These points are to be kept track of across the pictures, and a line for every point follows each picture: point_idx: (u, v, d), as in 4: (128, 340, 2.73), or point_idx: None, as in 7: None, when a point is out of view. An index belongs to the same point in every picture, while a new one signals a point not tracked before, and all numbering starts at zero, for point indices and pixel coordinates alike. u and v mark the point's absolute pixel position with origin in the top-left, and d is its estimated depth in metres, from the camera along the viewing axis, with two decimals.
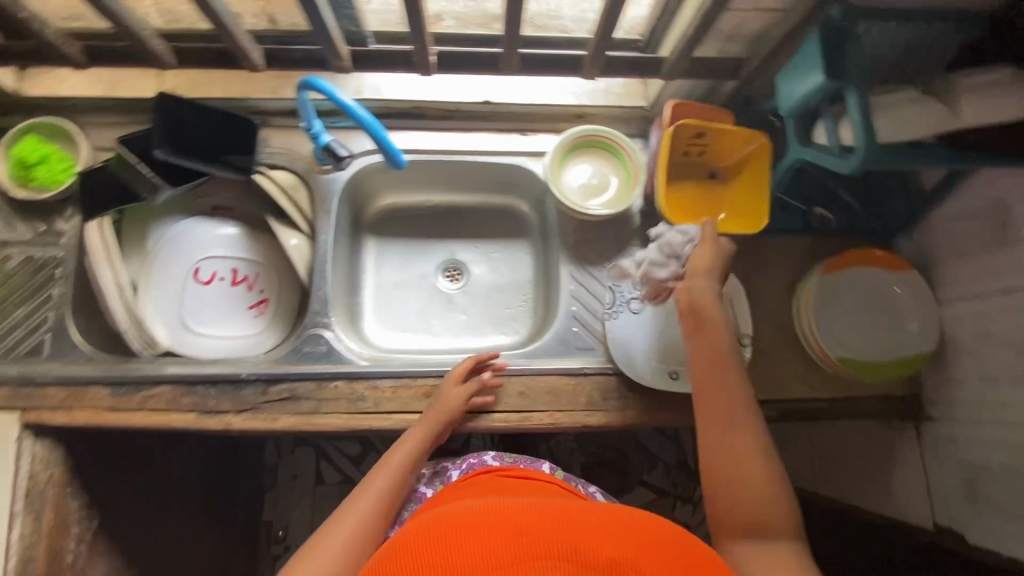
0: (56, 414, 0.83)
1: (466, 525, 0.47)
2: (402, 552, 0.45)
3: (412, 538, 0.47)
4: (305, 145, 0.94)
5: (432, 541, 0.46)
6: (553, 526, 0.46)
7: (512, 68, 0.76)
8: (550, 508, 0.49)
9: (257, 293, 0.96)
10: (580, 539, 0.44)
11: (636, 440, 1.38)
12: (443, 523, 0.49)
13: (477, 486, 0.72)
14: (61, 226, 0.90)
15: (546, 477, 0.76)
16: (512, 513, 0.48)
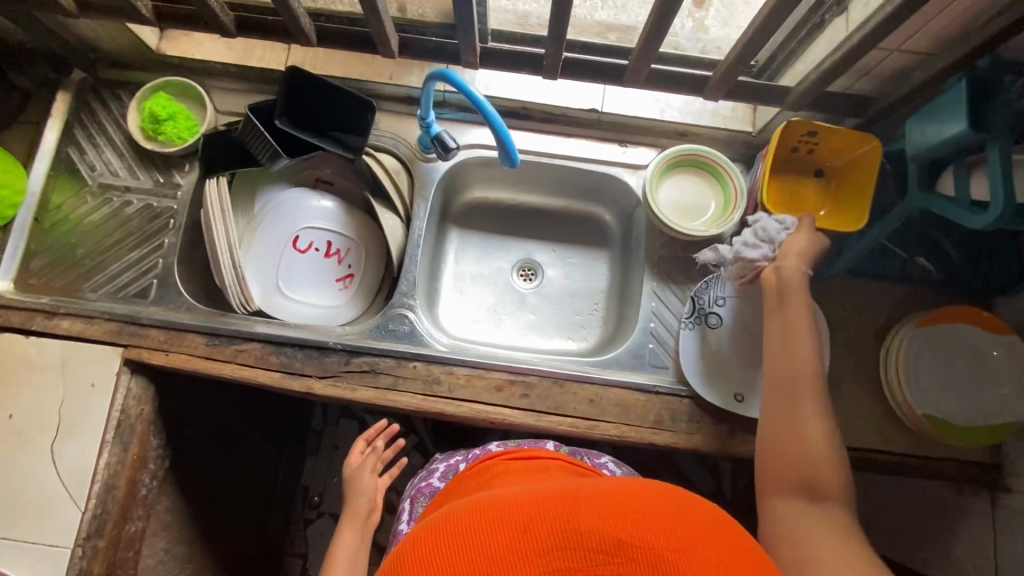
0: (154, 354, 0.89)
1: (460, 520, 0.44)
2: (430, 529, 0.44)
3: (412, 541, 0.44)
4: (413, 131, 0.97)
5: (459, 519, 0.44)
6: (554, 507, 0.43)
7: (636, 81, 0.77)
8: (547, 490, 0.46)
9: (346, 267, 1.00)
10: (585, 519, 0.41)
11: (677, 464, 1.36)
12: (441, 518, 0.46)
13: (491, 474, 0.71)
14: (178, 180, 0.96)
15: (551, 458, 0.76)
16: (509, 498, 0.45)
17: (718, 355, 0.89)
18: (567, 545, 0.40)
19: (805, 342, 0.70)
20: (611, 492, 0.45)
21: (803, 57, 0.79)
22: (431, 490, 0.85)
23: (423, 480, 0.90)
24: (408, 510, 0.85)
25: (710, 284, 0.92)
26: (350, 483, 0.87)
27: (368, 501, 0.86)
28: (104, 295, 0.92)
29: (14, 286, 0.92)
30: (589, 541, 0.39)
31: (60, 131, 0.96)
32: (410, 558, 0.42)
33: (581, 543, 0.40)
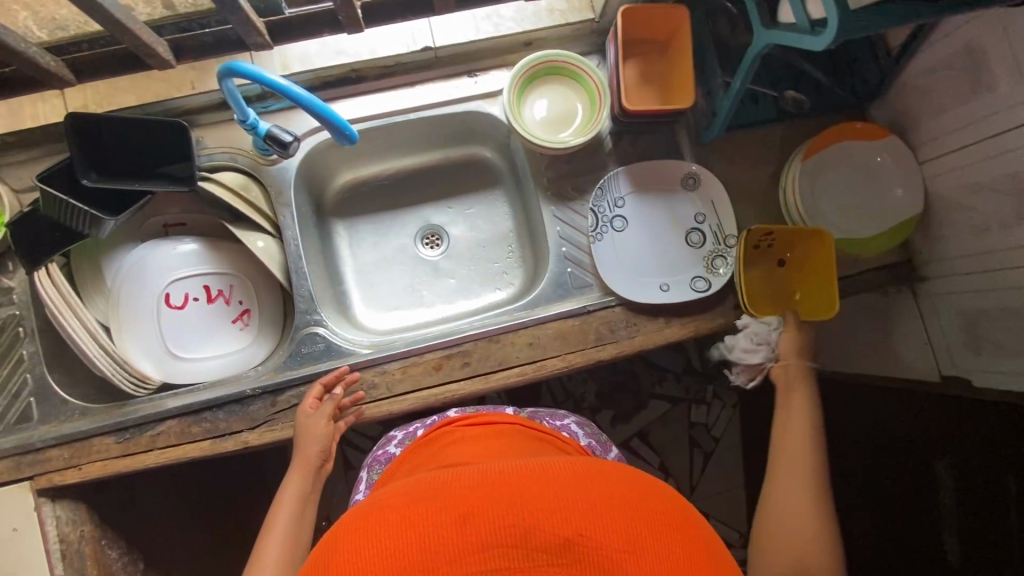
0: (66, 474, 0.81)
1: (404, 508, 0.44)
2: (382, 513, 0.44)
3: (358, 523, 0.44)
4: (247, 137, 0.87)
5: (411, 504, 0.44)
6: (501, 501, 0.43)
7: (448, 6, 0.69)
8: (498, 474, 0.46)
9: (237, 305, 0.92)
10: (532, 516, 0.41)
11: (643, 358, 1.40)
12: (390, 501, 0.46)
13: (444, 446, 0.71)
14: (7, 283, 0.84)
15: (508, 421, 0.76)
16: (457, 487, 0.45)
17: (632, 255, 0.89)
18: (510, 541, 0.40)
19: (797, 402, 0.75)
20: (561, 484, 0.45)
21: None
22: (385, 459, 0.86)
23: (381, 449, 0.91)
24: (365, 478, 0.86)
25: (605, 188, 0.89)
26: (304, 432, 0.79)
27: (320, 449, 0.78)
28: None
29: None
30: (532, 538, 0.40)
31: None
32: (353, 547, 0.42)
33: (525, 541, 0.40)
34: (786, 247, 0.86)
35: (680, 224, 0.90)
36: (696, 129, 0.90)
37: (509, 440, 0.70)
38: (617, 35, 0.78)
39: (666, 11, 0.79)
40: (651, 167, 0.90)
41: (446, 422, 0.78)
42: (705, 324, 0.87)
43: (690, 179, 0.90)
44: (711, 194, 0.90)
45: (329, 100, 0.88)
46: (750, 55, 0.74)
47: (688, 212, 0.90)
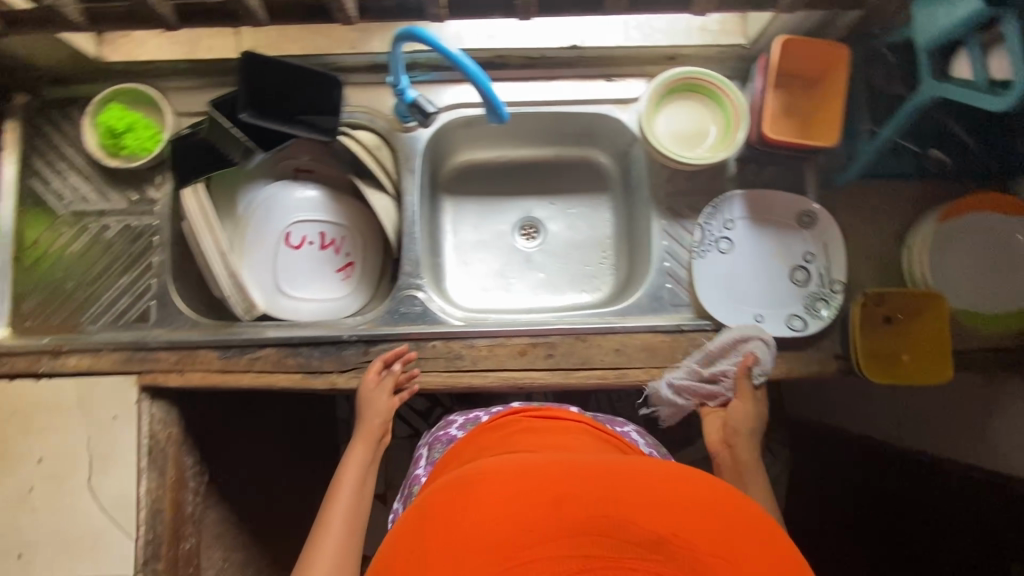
0: (170, 376, 0.87)
1: (497, 492, 0.46)
2: (474, 490, 0.47)
3: (449, 502, 0.47)
4: (389, 101, 0.91)
5: (503, 486, 0.47)
6: (591, 497, 0.45)
7: (619, 8, 0.71)
8: (587, 471, 0.48)
9: (343, 256, 0.97)
10: (621, 514, 0.43)
11: None
12: (480, 482, 0.48)
13: (510, 432, 0.72)
14: (153, 194, 0.91)
15: (575, 419, 0.76)
16: (546, 478, 0.47)
17: (732, 281, 0.88)
18: (599, 533, 0.41)
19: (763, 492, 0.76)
20: (647, 487, 0.46)
21: None
22: (446, 438, 0.88)
23: (442, 431, 0.93)
24: (427, 455, 0.88)
25: (718, 208, 0.88)
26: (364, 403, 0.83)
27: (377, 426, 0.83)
28: (104, 326, 0.89)
29: (11, 331, 0.89)
30: (621, 533, 0.41)
31: (17, 164, 0.91)
32: (445, 526, 0.45)
33: (614, 535, 0.41)
34: (899, 307, 0.83)
35: (787, 259, 0.88)
36: (826, 171, 0.89)
37: (576, 437, 0.71)
38: (771, 64, 0.78)
39: (826, 48, 0.78)
40: (771, 197, 0.89)
41: (514, 412, 0.79)
42: (796, 366, 0.85)
43: (807, 218, 0.88)
44: (826, 236, 0.87)
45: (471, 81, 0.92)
46: (912, 105, 0.71)
47: (800, 251, 0.88)
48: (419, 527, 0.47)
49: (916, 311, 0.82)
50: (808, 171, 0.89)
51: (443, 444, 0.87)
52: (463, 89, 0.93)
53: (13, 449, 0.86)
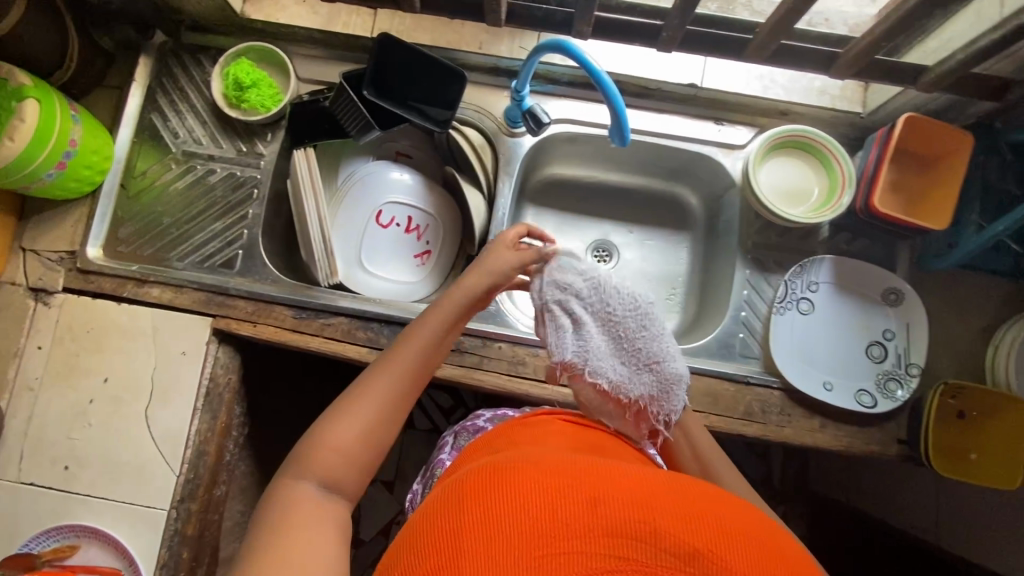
0: (243, 326, 0.89)
1: (521, 476, 0.41)
2: (501, 471, 0.43)
3: (470, 479, 0.43)
4: (501, 105, 0.94)
5: (534, 471, 0.42)
6: (629, 499, 0.39)
7: (761, 57, 0.72)
8: (628, 473, 0.43)
9: (423, 244, 0.99)
10: (665, 523, 0.38)
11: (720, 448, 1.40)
12: (505, 463, 0.44)
13: (541, 423, 0.64)
14: (260, 149, 0.95)
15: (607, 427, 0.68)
16: (579, 471, 0.42)
17: (807, 344, 0.87)
18: (639, 535, 0.36)
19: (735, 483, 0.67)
20: (694, 501, 0.41)
21: (939, 31, 0.74)
22: (475, 428, 0.84)
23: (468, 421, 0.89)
24: (451, 443, 0.85)
25: (805, 268, 0.88)
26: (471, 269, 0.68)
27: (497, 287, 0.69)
28: (190, 265, 0.92)
29: (103, 252, 0.92)
30: (665, 539, 0.36)
31: (142, 97, 0.96)
32: (464, 500, 0.41)
33: (657, 542, 0.36)
34: (974, 403, 0.81)
35: (865, 333, 0.87)
36: (921, 253, 0.88)
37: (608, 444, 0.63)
38: (892, 138, 0.78)
39: (951, 134, 0.78)
40: (861, 268, 0.88)
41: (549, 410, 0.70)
42: (857, 441, 0.84)
43: (892, 295, 0.87)
44: (910, 317, 0.86)
45: (584, 100, 0.94)
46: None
47: (881, 328, 0.87)
48: (439, 504, 0.42)
49: (994, 411, 0.81)
50: (902, 250, 0.89)
51: (470, 434, 0.83)
52: (575, 105, 0.94)
53: (81, 364, 0.88)
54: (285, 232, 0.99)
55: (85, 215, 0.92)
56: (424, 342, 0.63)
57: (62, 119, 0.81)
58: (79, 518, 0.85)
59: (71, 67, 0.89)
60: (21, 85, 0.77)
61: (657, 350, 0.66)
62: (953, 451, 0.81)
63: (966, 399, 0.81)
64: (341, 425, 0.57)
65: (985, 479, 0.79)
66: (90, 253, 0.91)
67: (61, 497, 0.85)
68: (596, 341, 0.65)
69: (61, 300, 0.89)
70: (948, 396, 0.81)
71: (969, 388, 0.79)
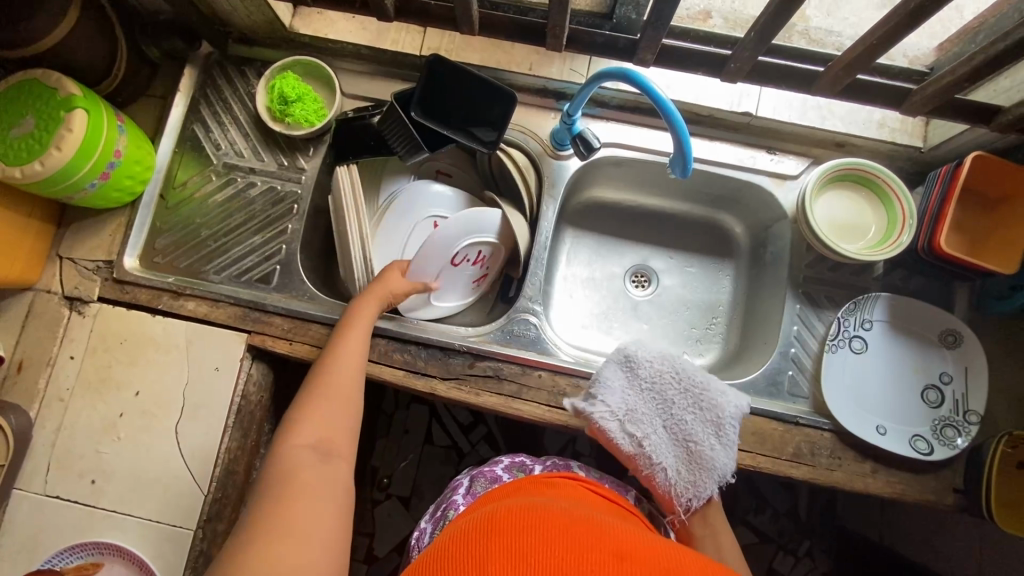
0: (278, 343, 0.87)
1: (542, 530, 0.47)
2: (541, 521, 0.49)
3: (511, 521, 0.49)
4: (548, 127, 0.92)
5: (571, 530, 0.48)
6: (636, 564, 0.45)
7: (831, 90, 0.69)
8: (649, 543, 0.49)
9: (482, 269, 0.94)
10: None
11: (746, 479, 1.37)
12: (526, 513, 0.50)
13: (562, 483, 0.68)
14: (302, 164, 0.93)
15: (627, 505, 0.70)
16: (589, 533, 0.48)
17: (860, 385, 0.84)
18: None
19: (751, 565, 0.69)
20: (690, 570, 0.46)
21: (1014, 70, 0.71)
22: (492, 477, 0.80)
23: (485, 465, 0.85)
24: (466, 485, 0.81)
25: (859, 306, 0.85)
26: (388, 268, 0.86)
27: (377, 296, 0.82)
28: (226, 278, 0.90)
29: (139, 262, 0.91)
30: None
31: (185, 107, 0.95)
32: (490, 540, 0.47)
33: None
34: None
35: (921, 376, 0.84)
36: (980, 295, 0.85)
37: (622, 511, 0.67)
38: (961, 176, 0.75)
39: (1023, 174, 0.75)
40: (917, 309, 0.85)
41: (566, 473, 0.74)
42: (911, 489, 0.81)
43: (950, 337, 0.84)
44: (968, 361, 0.83)
45: (633, 124, 0.92)
46: None
47: (937, 371, 0.84)
48: (480, 535, 0.48)
49: None
50: (959, 291, 0.86)
51: (488, 483, 0.79)
52: (623, 130, 0.92)
53: (112, 376, 0.87)
54: (322, 247, 0.98)
55: (124, 225, 0.91)
56: (350, 355, 0.75)
57: (109, 130, 0.80)
58: (102, 535, 0.83)
59: (119, 76, 0.88)
60: (71, 96, 0.76)
61: (701, 438, 0.76)
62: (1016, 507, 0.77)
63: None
64: (301, 426, 0.65)
65: None
66: (127, 264, 0.90)
67: (86, 512, 0.83)
68: (650, 417, 0.77)
69: (96, 309, 0.88)
70: (1013, 448, 0.77)
71: None
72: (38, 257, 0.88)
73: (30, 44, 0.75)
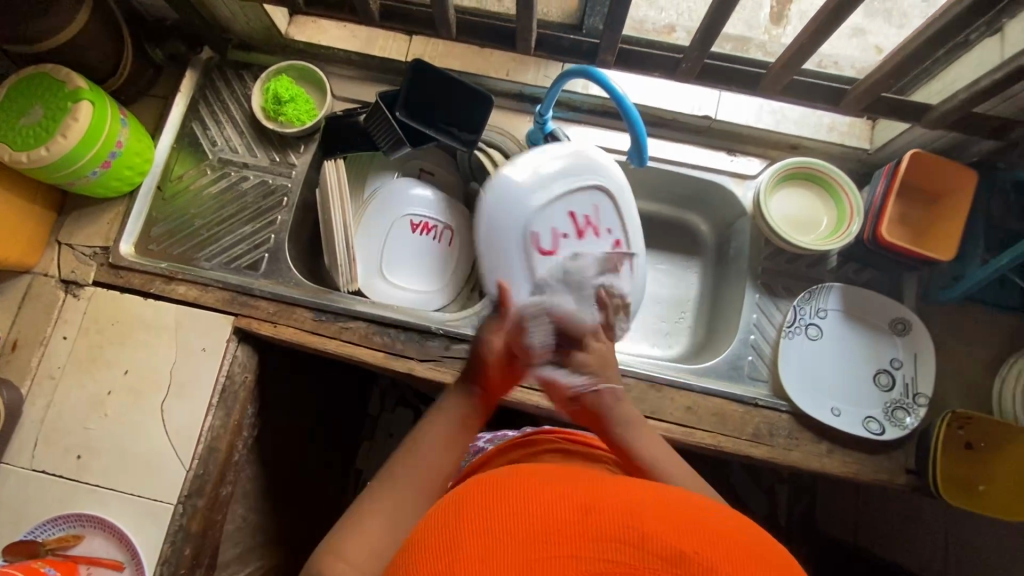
0: (263, 326, 0.91)
1: (495, 497, 0.44)
2: (508, 485, 0.46)
3: (476, 493, 0.46)
4: (524, 128, 0.99)
5: (539, 491, 0.45)
6: (596, 505, 0.43)
7: (774, 90, 0.76)
8: (626, 491, 0.46)
9: (436, 235, 1.02)
10: (631, 518, 0.41)
11: (723, 481, 1.39)
12: (495, 482, 0.47)
13: (543, 439, 0.70)
14: (292, 159, 0.99)
15: (605, 448, 0.71)
16: (555, 486, 0.46)
17: (815, 370, 0.88)
18: (615, 536, 0.40)
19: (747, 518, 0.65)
20: (651, 500, 0.45)
21: (943, 75, 0.78)
22: (475, 449, 0.84)
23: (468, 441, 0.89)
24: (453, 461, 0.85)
25: (814, 295, 0.90)
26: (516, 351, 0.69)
27: (473, 387, 0.66)
28: (216, 265, 0.95)
29: (135, 249, 0.96)
30: (636, 536, 0.39)
31: (185, 106, 1.01)
32: (457, 519, 0.43)
33: (629, 538, 0.39)
34: (981, 435, 0.82)
35: (873, 361, 0.89)
36: (927, 285, 0.90)
37: (606, 461, 0.66)
38: (900, 173, 0.81)
39: (956, 171, 0.81)
40: (868, 298, 0.90)
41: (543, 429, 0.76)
42: (865, 469, 0.84)
43: (899, 325, 0.89)
44: (917, 348, 0.88)
45: (603, 126, 0.99)
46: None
47: (888, 356, 0.89)
48: (450, 513, 0.45)
49: (997, 442, 0.82)
50: (908, 282, 0.91)
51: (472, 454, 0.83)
52: (593, 132, 0.99)
53: (103, 355, 0.90)
54: (310, 239, 1.03)
55: (121, 213, 0.96)
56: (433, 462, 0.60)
57: (112, 122, 0.86)
58: (86, 508, 0.86)
59: (124, 75, 0.95)
60: (77, 89, 0.82)
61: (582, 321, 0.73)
62: (955, 479, 0.82)
63: (971, 429, 0.82)
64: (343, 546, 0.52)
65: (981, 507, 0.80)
66: (123, 249, 0.95)
67: (70, 486, 0.86)
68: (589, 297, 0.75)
69: (90, 292, 0.93)
70: (957, 425, 0.82)
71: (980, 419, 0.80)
72: (38, 242, 0.93)
73: (44, 41, 0.82)
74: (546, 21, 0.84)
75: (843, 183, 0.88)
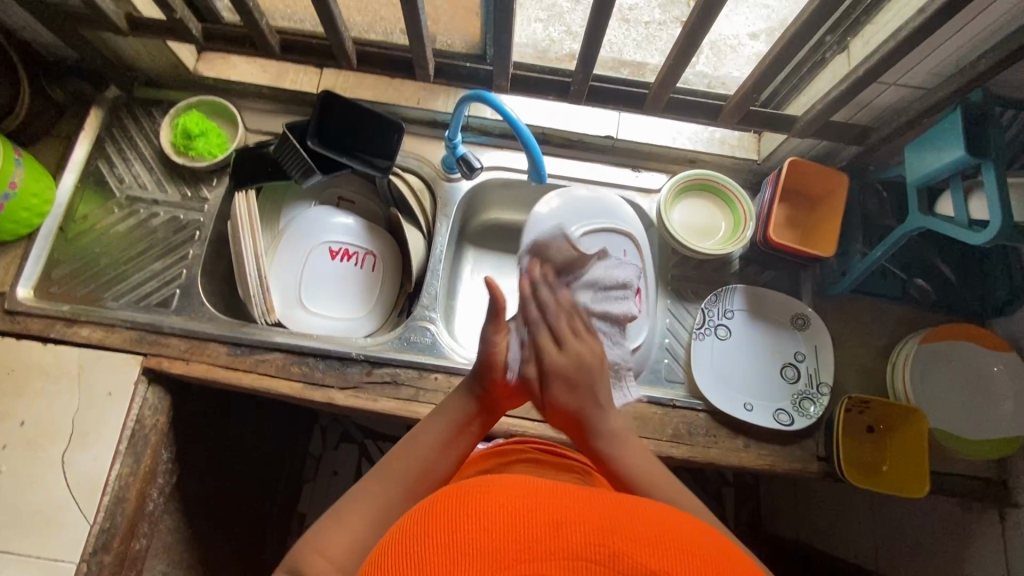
0: (175, 363, 0.88)
1: (472, 495, 0.37)
2: (466, 492, 0.38)
3: (432, 503, 0.37)
4: (438, 153, 1.02)
5: (501, 492, 0.37)
6: (580, 513, 0.35)
7: (657, 108, 0.84)
8: (604, 497, 0.39)
9: (359, 259, 1.02)
10: (620, 539, 0.33)
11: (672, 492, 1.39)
12: (454, 490, 0.39)
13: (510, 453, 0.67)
14: (206, 194, 0.99)
15: (581, 461, 0.67)
16: (522, 488, 0.38)
17: (726, 369, 0.92)
18: (601, 560, 0.32)
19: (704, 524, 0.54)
20: (639, 514, 0.37)
21: (806, 88, 0.87)
22: None
23: None
24: None
25: (720, 297, 0.95)
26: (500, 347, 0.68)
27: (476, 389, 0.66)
28: (125, 304, 0.92)
29: (34, 293, 0.92)
30: (622, 558, 0.32)
31: (90, 145, 0.99)
32: (408, 535, 0.35)
33: (615, 565, 0.32)
34: (879, 417, 0.87)
35: (779, 356, 0.94)
36: (821, 282, 0.96)
37: (575, 474, 0.62)
38: (779, 180, 0.88)
39: (830, 175, 0.89)
40: (768, 297, 0.95)
41: (518, 443, 0.71)
42: (780, 459, 0.87)
43: (800, 320, 0.95)
44: (816, 340, 0.94)
45: (514, 148, 1.03)
46: (900, 232, 0.80)
47: (791, 350, 0.94)
48: (401, 525, 0.37)
49: (895, 422, 0.87)
50: (805, 279, 0.98)
51: None
52: (505, 154, 1.03)
53: None
54: (226, 274, 1.01)
55: (20, 257, 0.92)
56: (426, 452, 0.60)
57: (5, 162, 0.83)
58: None
59: (20, 115, 0.92)
60: None
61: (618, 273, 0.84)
62: (858, 462, 0.86)
63: (868, 412, 0.87)
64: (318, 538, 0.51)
65: (889, 486, 0.84)
66: (20, 294, 0.90)
67: None
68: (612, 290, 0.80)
69: None
70: (853, 410, 0.86)
71: (871, 401, 0.85)
72: None
73: None
74: (447, 51, 0.88)
75: (734, 191, 0.95)
